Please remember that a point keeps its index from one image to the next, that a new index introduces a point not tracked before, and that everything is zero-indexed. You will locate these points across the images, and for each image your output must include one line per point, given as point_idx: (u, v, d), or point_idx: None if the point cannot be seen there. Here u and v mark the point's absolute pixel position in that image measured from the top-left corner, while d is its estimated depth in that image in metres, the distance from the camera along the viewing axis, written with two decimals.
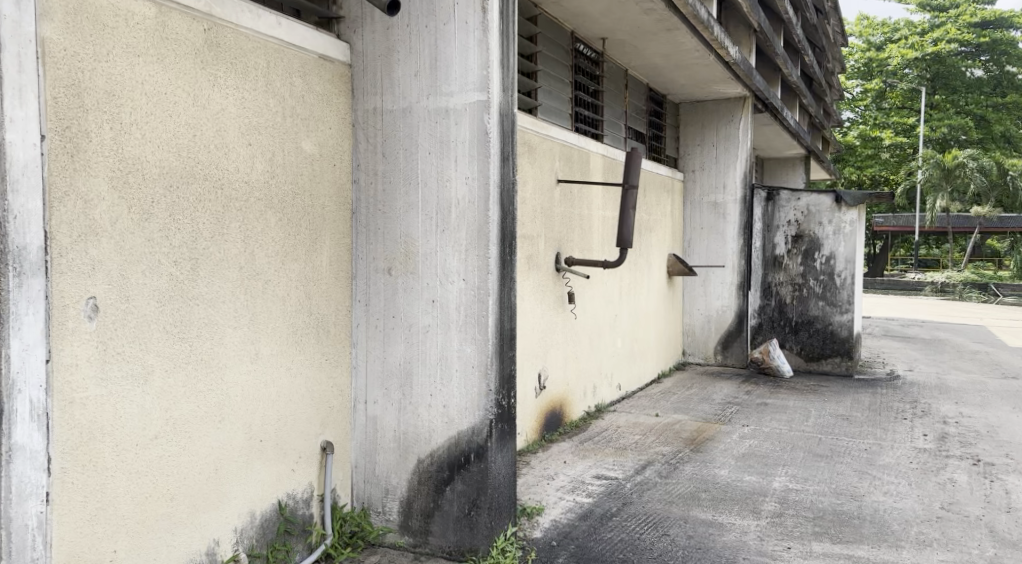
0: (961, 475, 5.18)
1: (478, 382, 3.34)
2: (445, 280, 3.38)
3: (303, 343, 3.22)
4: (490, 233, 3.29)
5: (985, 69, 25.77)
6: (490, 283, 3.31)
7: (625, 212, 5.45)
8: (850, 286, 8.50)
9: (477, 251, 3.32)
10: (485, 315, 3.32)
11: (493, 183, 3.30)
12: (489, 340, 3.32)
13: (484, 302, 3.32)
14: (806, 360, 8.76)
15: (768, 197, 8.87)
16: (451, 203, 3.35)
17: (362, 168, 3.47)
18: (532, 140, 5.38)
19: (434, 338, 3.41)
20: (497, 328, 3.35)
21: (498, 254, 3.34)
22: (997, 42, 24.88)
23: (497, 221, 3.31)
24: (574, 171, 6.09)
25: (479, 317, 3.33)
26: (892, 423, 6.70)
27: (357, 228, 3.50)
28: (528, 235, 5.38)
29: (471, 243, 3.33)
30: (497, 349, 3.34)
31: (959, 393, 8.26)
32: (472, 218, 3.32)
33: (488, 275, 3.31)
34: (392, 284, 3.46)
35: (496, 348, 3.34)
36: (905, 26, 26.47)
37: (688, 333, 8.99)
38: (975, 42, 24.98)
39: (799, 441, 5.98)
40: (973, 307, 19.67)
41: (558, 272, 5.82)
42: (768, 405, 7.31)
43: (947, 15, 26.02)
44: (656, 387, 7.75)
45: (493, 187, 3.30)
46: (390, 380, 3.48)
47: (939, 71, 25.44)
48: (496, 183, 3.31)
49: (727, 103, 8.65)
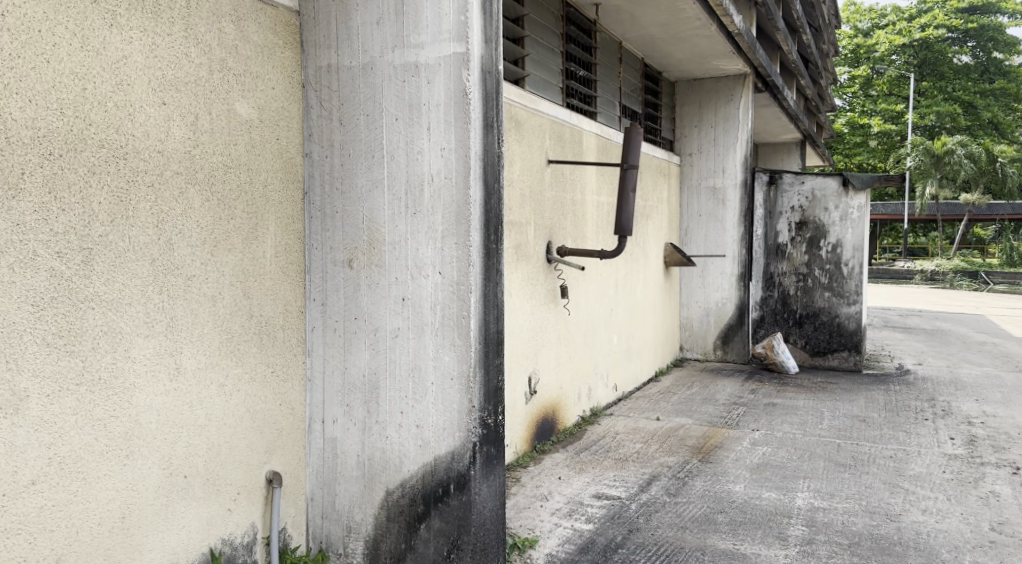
0: (1003, 487, 4.66)
1: (458, 396, 2.75)
2: (418, 274, 2.78)
3: (241, 353, 2.60)
4: (472, 215, 2.70)
5: (971, 56, 25.18)
6: (472, 277, 2.71)
7: (625, 196, 4.86)
8: (858, 275, 7.96)
9: (457, 238, 2.72)
10: (467, 315, 2.72)
11: (476, 155, 2.70)
12: (472, 345, 2.72)
13: (466, 298, 2.72)
14: (811, 354, 8.21)
15: (770, 181, 8.29)
16: (423, 179, 2.75)
17: (315, 138, 2.85)
18: (520, 115, 4.78)
19: (405, 344, 2.81)
20: (481, 330, 2.76)
21: (482, 242, 2.74)
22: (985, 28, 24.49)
23: (479, 201, 2.71)
24: (566, 151, 5.49)
25: (459, 319, 2.74)
26: (913, 425, 6.17)
27: (310, 212, 2.88)
28: (516, 222, 4.78)
29: (449, 229, 2.73)
30: (481, 356, 2.75)
31: (977, 389, 7.75)
32: (449, 198, 2.72)
33: (469, 266, 2.71)
34: (353, 279, 2.85)
35: (480, 357, 2.75)
36: (894, 12, 26.00)
37: (685, 328, 8.42)
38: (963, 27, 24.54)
39: (816, 447, 5.43)
40: (967, 295, 19.30)
41: (549, 263, 5.23)
42: (776, 405, 6.75)
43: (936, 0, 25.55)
44: (654, 386, 7.18)
45: (475, 160, 2.70)
46: (353, 396, 2.87)
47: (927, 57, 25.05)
48: (478, 156, 2.71)
49: (727, 80, 8.06)
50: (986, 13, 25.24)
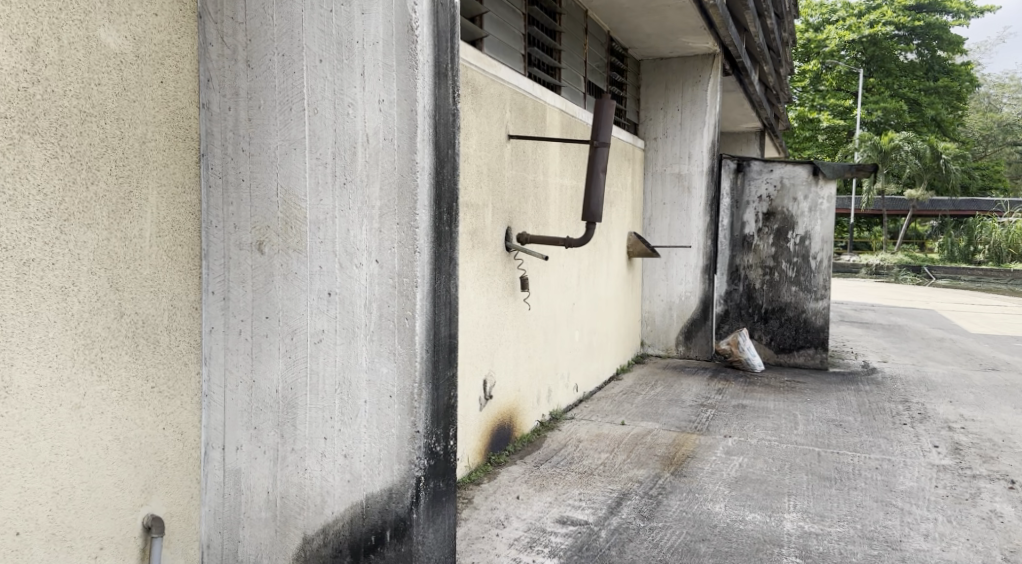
0: (1004, 505, 4.24)
1: (398, 417, 2.16)
2: (348, 262, 2.20)
3: (106, 363, 2.03)
4: (418, 186, 2.12)
5: (916, 53, 25.41)
6: (417, 264, 2.14)
7: (595, 176, 4.29)
8: (827, 269, 7.55)
9: (399, 217, 2.15)
10: (412, 314, 2.15)
11: (426, 108, 2.13)
12: (416, 352, 2.15)
13: (410, 292, 2.15)
14: (776, 351, 7.79)
15: (738, 168, 7.77)
16: (356, 139, 2.16)
17: (214, 85, 2.25)
18: (476, 82, 4.18)
19: (330, 350, 2.22)
20: (429, 334, 2.19)
21: (432, 223, 2.17)
22: (930, 26, 24.56)
23: (429, 169, 2.14)
24: (528, 125, 4.90)
25: (401, 319, 2.16)
26: (892, 431, 5.75)
27: (209, 178, 2.27)
28: (471, 203, 4.19)
29: (389, 206, 2.16)
30: (429, 367, 2.17)
31: (948, 390, 7.40)
32: (389, 165, 2.15)
33: (414, 252, 2.14)
34: (262, 267, 2.26)
35: (427, 369, 2.18)
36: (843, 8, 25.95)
37: (647, 323, 7.91)
38: (910, 25, 24.49)
39: (794, 457, 4.95)
40: (916, 290, 19.25)
41: (508, 251, 4.64)
42: (746, 407, 6.29)
43: None
44: (616, 386, 6.67)
45: (423, 116, 2.12)
46: (263, 417, 2.28)
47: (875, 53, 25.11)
48: (427, 110, 2.13)
49: (696, 60, 7.54)
50: (932, 12, 25.31)
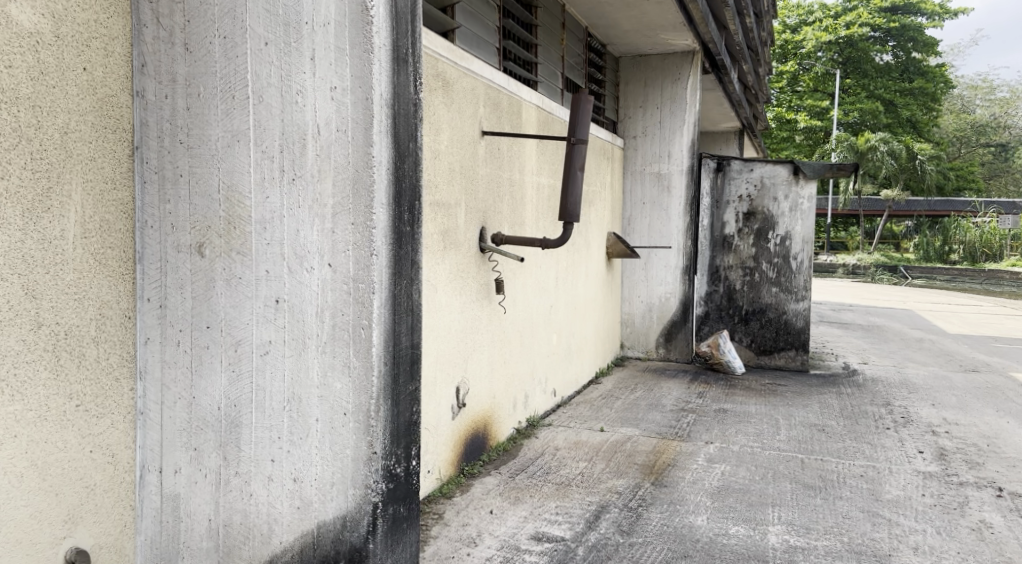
0: (993, 515, 4.10)
1: (353, 436, 2.00)
2: (298, 267, 2.03)
3: (20, 377, 1.85)
4: (375, 181, 1.98)
5: (892, 55, 25.48)
6: (374, 267, 1.99)
7: (571, 173, 4.10)
8: (807, 270, 7.42)
9: (354, 216, 2.00)
10: (369, 324, 1.99)
11: (382, 97, 1.99)
12: (375, 364, 1.99)
13: (367, 299, 2.00)
14: (757, 353, 7.65)
15: (718, 167, 7.64)
16: (306, 130, 2.00)
17: (149, 71, 2.09)
18: (448, 75, 3.99)
19: (278, 363, 2.05)
20: (388, 343, 2.05)
21: (391, 221, 2.04)
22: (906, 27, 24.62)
23: (387, 163, 2.00)
24: (503, 121, 4.72)
25: (355, 329, 2.00)
26: (876, 436, 5.61)
27: (144, 175, 2.11)
28: (443, 202, 4.00)
29: (343, 204, 2.00)
30: (389, 380, 2.03)
31: (930, 393, 7.29)
32: (343, 159, 1.99)
33: (370, 254, 1.99)
34: (202, 271, 2.09)
35: (386, 384, 2.02)
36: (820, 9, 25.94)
37: (626, 325, 7.75)
38: (886, 26, 24.54)
39: (777, 465, 4.80)
40: (892, 289, 19.27)
41: (482, 252, 4.45)
42: (727, 412, 6.13)
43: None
44: (595, 390, 6.51)
45: (380, 104, 1.98)
46: (203, 437, 2.11)
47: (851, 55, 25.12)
48: (385, 98, 1.99)
49: (675, 57, 7.39)
50: (908, 13, 25.36)
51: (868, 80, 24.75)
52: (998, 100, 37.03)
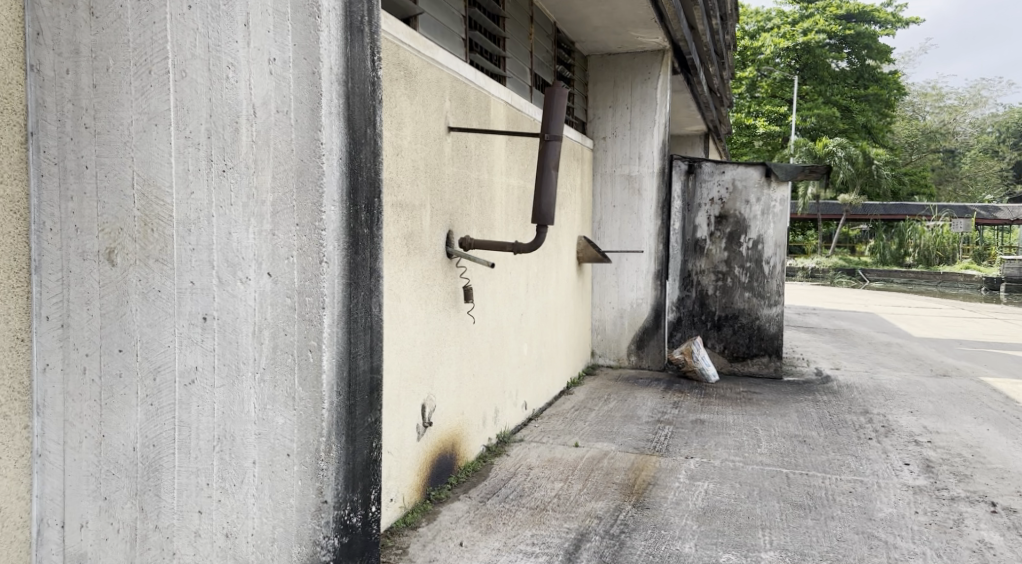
0: (992, 533, 3.86)
1: (298, 479, 1.75)
2: (231, 279, 1.75)
3: None
4: (324, 172, 1.70)
5: (848, 61, 25.69)
6: (324, 277, 1.71)
7: (546, 172, 3.78)
8: (780, 274, 7.22)
9: (301, 216, 1.72)
10: (317, 346, 1.72)
11: (333, 70, 1.73)
12: (325, 395, 1.72)
13: (314, 317, 1.72)
14: (730, 360, 7.40)
15: (689, 169, 7.38)
16: (239, 113, 1.72)
17: (50, 42, 1.84)
18: (410, 63, 3.66)
19: (204, 395, 1.78)
20: (342, 366, 1.77)
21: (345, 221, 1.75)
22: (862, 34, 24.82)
23: (338, 152, 1.73)
24: (470, 117, 4.40)
25: (302, 352, 1.73)
26: (859, 448, 5.31)
27: (41, 167, 1.85)
28: (407, 203, 3.66)
29: (285, 202, 1.72)
30: (343, 414, 1.76)
31: (907, 398, 7.08)
32: (285, 148, 1.72)
33: (320, 262, 1.70)
34: (111, 285, 1.84)
35: (342, 417, 1.76)
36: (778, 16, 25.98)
37: (597, 332, 7.45)
38: (841, 33, 24.71)
39: (762, 481, 4.51)
40: (852, 292, 19.29)
41: (449, 257, 4.12)
42: (705, 423, 5.85)
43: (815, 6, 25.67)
44: (567, 401, 6.20)
45: (330, 79, 1.72)
46: (115, 485, 1.87)
47: (808, 62, 24.89)
48: (337, 71, 1.73)
49: (645, 56, 7.13)
50: (862, 21, 25.76)
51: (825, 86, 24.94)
52: (948, 106, 37.74)
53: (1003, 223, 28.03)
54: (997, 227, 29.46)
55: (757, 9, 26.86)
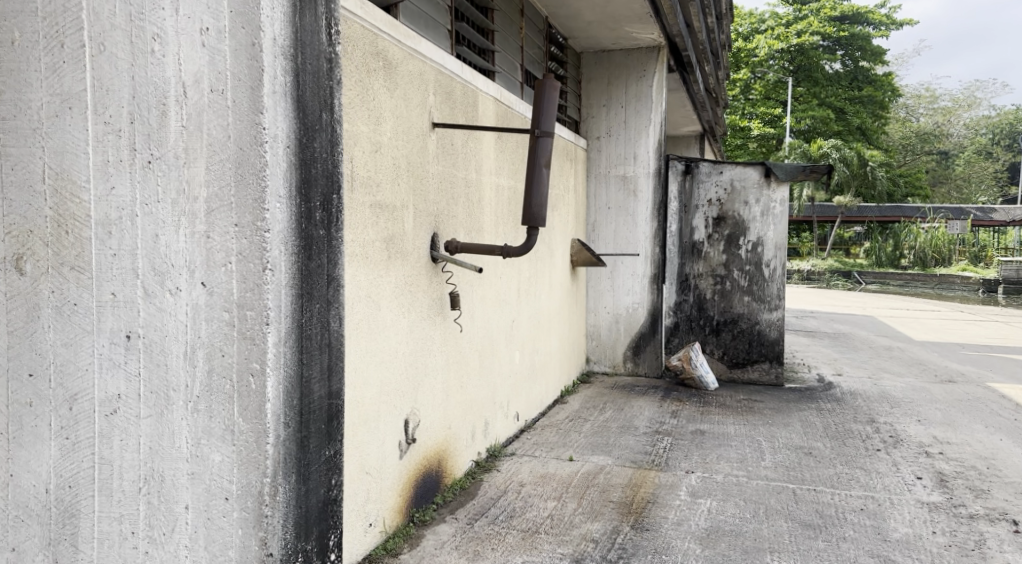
0: (1016, 555, 3.60)
1: (238, 527, 1.66)
2: (160, 297, 1.66)
3: None
4: (266, 162, 1.61)
5: (842, 63, 25.51)
6: (268, 288, 1.61)
7: (536, 171, 3.52)
8: (781, 278, 6.96)
9: (245, 213, 1.64)
10: (259, 370, 1.63)
11: (277, 44, 1.63)
12: (268, 428, 1.62)
13: (257, 332, 1.63)
14: (729, 366, 7.15)
15: (686, 170, 7.12)
16: (166, 92, 1.64)
17: None
18: (390, 53, 3.39)
19: (128, 426, 1.69)
20: (292, 390, 1.67)
21: (295, 222, 1.66)
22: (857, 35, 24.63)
23: (284, 139, 1.63)
24: (456, 113, 4.13)
25: (242, 377, 1.64)
26: (867, 460, 5.04)
27: None
28: (387, 204, 3.39)
29: (227, 191, 1.65)
30: (293, 450, 1.66)
31: (914, 406, 6.82)
32: (221, 133, 1.64)
33: (264, 269, 1.61)
34: (19, 307, 1.74)
35: (290, 452, 1.67)
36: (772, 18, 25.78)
37: (592, 338, 7.19)
38: (836, 35, 24.52)
39: (768, 498, 4.24)
40: (849, 294, 19.06)
41: (435, 261, 3.85)
42: (705, 434, 5.59)
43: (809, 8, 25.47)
44: (561, 411, 5.95)
45: (274, 54, 1.63)
46: (27, 533, 1.75)
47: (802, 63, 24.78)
48: (283, 46, 1.64)
49: (640, 53, 6.88)
50: (856, 23, 25.56)
51: (820, 88, 24.71)
52: (942, 107, 37.55)
53: (1000, 224, 27.82)
54: (993, 229, 29.26)
55: (751, 11, 26.65)
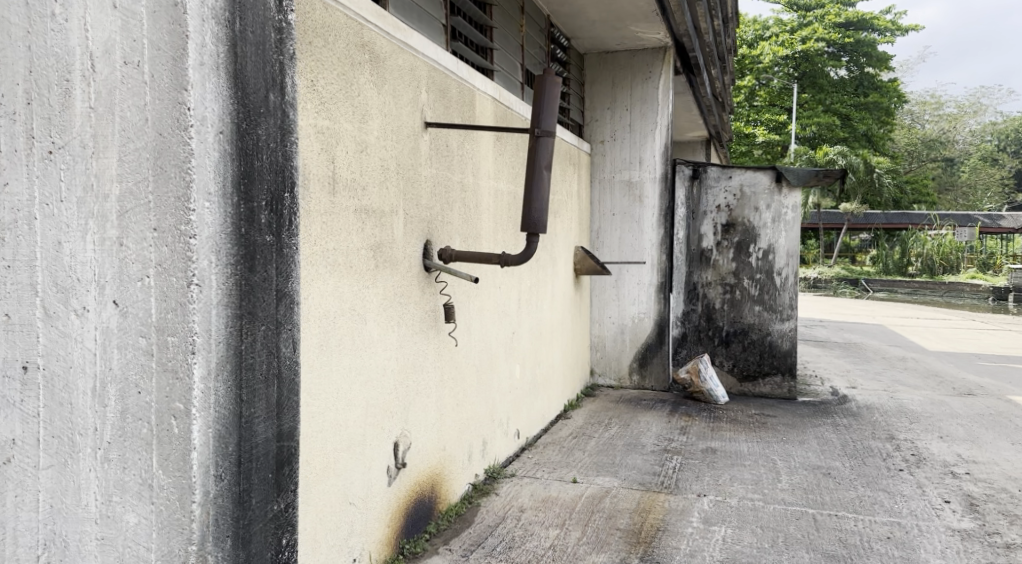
0: None
1: None
2: (62, 319, 1.47)
3: None
4: (192, 153, 1.45)
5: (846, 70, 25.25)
6: (193, 308, 1.46)
7: (535, 174, 3.24)
8: (793, 287, 6.66)
9: (170, 215, 1.47)
10: (183, 412, 1.47)
11: (209, 17, 1.47)
12: (193, 483, 1.46)
13: (180, 364, 1.47)
14: (740, 379, 6.85)
15: (693, 175, 6.85)
16: (70, 66, 1.44)
17: None
18: (377, 46, 3.12)
19: (24, 480, 1.47)
20: (225, 422, 1.51)
21: (230, 229, 1.51)
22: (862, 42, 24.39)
23: (215, 124, 1.47)
24: (452, 113, 3.86)
25: (164, 417, 1.49)
26: (890, 481, 4.72)
27: None
28: (374, 210, 3.11)
29: (141, 183, 1.48)
30: (233, 498, 1.53)
31: (934, 420, 6.51)
32: (137, 118, 1.47)
33: (190, 284, 1.46)
34: None
35: (228, 509, 1.52)
36: (776, 25, 25.50)
37: (596, 349, 6.89)
38: (840, 41, 24.25)
39: (786, 525, 3.94)
40: (856, 303, 18.75)
41: (428, 271, 3.58)
42: (716, 452, 5.29)
43: (813, 14, 25.20)
44: (564, 427, 5.65)
45: (207, 26, 1.46)
46: None
47: (806, 70, 24.49)
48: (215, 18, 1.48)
49: (645, 54, 6.61)
50: (860, 29, 25.25)
51: (825, 94, 24.52)
52: (947, 114, 37.27)
53: (1007, 231, 27.51)
54: (1001, 235, 28.96)
55: (755, 18, 26.36)
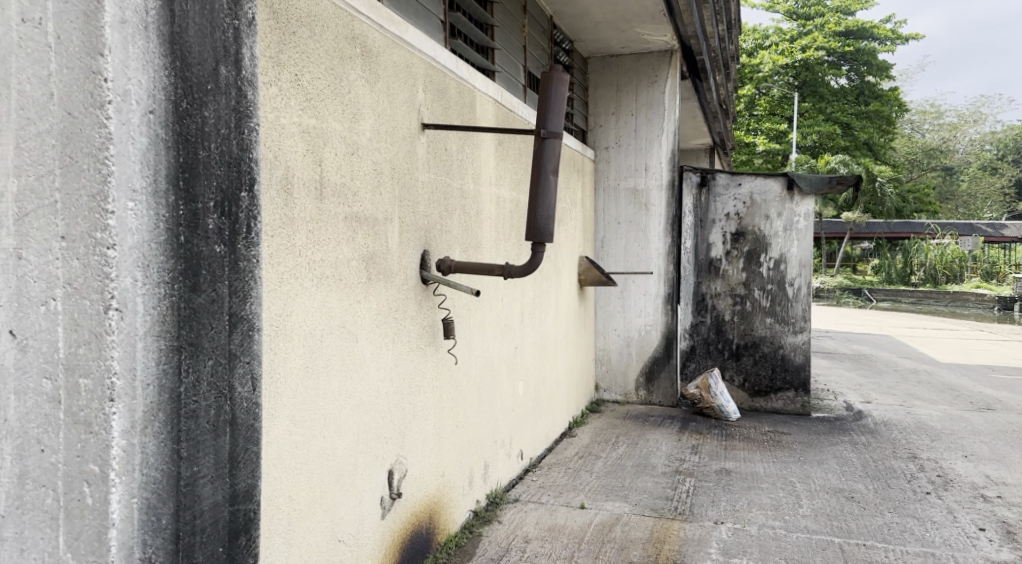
0: None
1: None
2: None
3: None
4: (113, 145, 1.26)
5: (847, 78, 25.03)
6: (111, 340, 1.26)
7: (542, 179, 2.96)
8: (806, 298, 6.38)
9: (85, 227, 1.27)
10: (97, 478, 1.27)
11: None
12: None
13: (94, 417, 1.27)
14: (751, 394, 6.56)
15: (702, 182, 6.58)
16: None
17: None
18: (369, 40, 2.86)
19: None
20: (154, 478, 1.31)
21: (162, 238, 1.31)
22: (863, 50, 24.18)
23: (146, 104, 1.28)
24: (451, 115, 3.60)
25: (72, 479, 1.27)
26: (918, 506, 4.43)
27: None
28: (365, 217, 2.84)
29: (44, 188, 1.27)
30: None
31: (955, 437, 6.23)
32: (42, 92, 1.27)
33: (108, 310, 1.26)
34: None
35: None
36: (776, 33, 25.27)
37: (602, 363, 6.60)
38: (841, 50, 24.03)
39: (812, 557, 3.65)
40: (860, 312, 18.51)
41: (425, 283, 3.31)
42: (730, 473, 5.00)
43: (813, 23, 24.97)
44: (569, 446, 5.37)
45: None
46: None
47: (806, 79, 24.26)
48: None
49: (652, 58, 6.35)
50: (861, 38, 24.78)
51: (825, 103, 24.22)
52: (948, 123, 37.09)
53: (1011, 240, 27.28)
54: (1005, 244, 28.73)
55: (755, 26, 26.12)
